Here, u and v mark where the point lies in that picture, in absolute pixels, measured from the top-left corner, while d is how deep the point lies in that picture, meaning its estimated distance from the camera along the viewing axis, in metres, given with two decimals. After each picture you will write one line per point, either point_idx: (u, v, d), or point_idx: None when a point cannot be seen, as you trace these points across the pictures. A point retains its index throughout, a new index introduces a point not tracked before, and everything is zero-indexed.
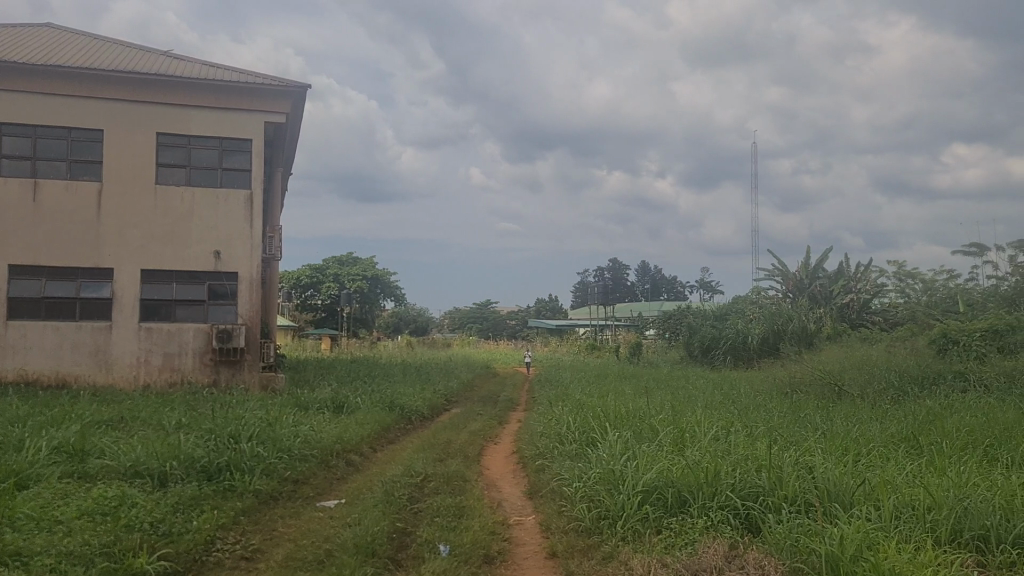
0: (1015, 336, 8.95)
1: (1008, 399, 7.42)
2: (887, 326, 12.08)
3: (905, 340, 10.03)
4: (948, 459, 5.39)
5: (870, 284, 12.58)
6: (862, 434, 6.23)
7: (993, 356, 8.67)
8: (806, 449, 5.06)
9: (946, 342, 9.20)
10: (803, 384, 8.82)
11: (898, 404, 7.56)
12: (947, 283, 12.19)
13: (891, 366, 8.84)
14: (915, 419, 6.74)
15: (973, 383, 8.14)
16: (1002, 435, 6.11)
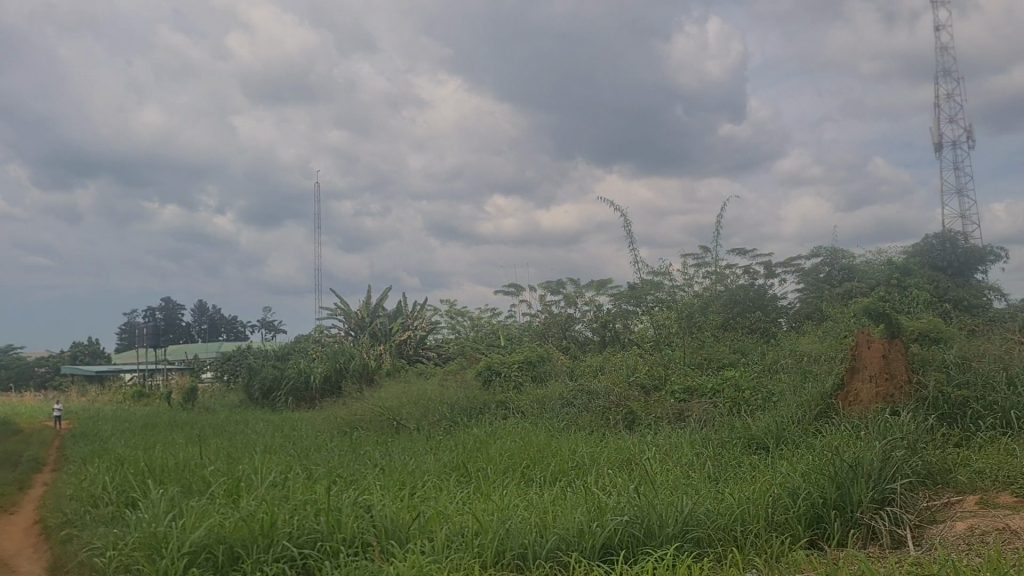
0: (542, 367, 10.38)
1: (539, 422, 8.41)
2: (441, 360, 13.07)
3: (455, 373, 10.91)
4: (494, 484, 6.37)
5: (425, 321, 13.50)
6: (422, 467, 7.04)
7: (527, 385, 9.86)
8: (371, 498, 5.47)
9: (491, 374, 10.34)
10: (363, 422, 9.04)
11: (449, 434, 8.27)
12: (490, 320, 13.68)
13: (443, 399, 9.41)
14: (463, 449, 7.62)
15: (512, 410, 9.10)
16: (534, 458, 7.08)
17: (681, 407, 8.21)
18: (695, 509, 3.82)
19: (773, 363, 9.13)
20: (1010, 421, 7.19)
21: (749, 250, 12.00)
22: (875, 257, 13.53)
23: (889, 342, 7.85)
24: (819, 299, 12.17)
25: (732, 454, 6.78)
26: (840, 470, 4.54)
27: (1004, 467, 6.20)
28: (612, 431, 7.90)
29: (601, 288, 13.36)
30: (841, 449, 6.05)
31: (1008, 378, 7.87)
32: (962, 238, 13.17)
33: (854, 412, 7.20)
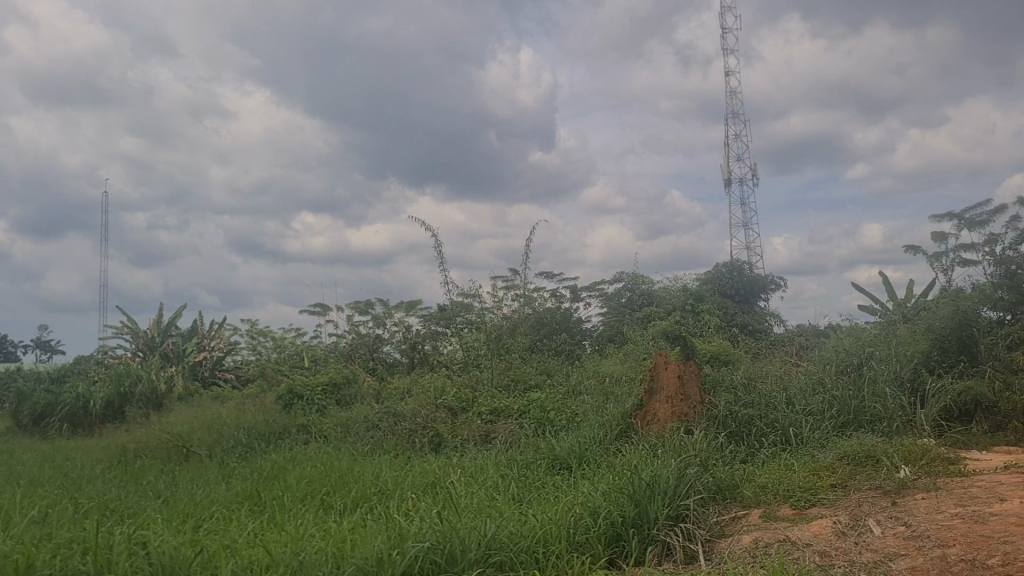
0: (347, 390, 10.05)
1: (342, 446, 8.07)
2: (239, 382, 12.38)
3: (254, 397, 10.35)
4: (290, 513, 6.06)
5: (222, 342, 12.78)
6: (212, 498, 6.59)
7: (331, 408, 9.50)
8: (149, 532, 4.98)
9: (292, 397, 9.86)
10: (147, 450, 8.32)
11: (245, 460, 7.80)
12: (294, 342, 13.14)
13: (239, 424, 8.84)
14: (259, 476, 7.21)
15: (313, 435, 8.70)
16: (334, 485, 6.77)
17: (487, 429, 8.16)
18: (497, 532, 3.71)
19: (577, 385, 9.32)
20: (789, 437, 7.67)
21: (555, 274, 12.28)
22: (671, 284, 14.23)
23: (683, 364, 8.22)
24: (620, 323, 12.62)
25: (536, 474, 6.79)
26: (638, 488, 4.61)
27: (784, 481, 6.59)
28: (417, 454, 7.71)
29: (410, 309, 13.18)
30: (639, 467, 6.20)
31: (787, 397, 8.43)
32: (747, 268, 14.13)
33: (651, 431, 7.44)
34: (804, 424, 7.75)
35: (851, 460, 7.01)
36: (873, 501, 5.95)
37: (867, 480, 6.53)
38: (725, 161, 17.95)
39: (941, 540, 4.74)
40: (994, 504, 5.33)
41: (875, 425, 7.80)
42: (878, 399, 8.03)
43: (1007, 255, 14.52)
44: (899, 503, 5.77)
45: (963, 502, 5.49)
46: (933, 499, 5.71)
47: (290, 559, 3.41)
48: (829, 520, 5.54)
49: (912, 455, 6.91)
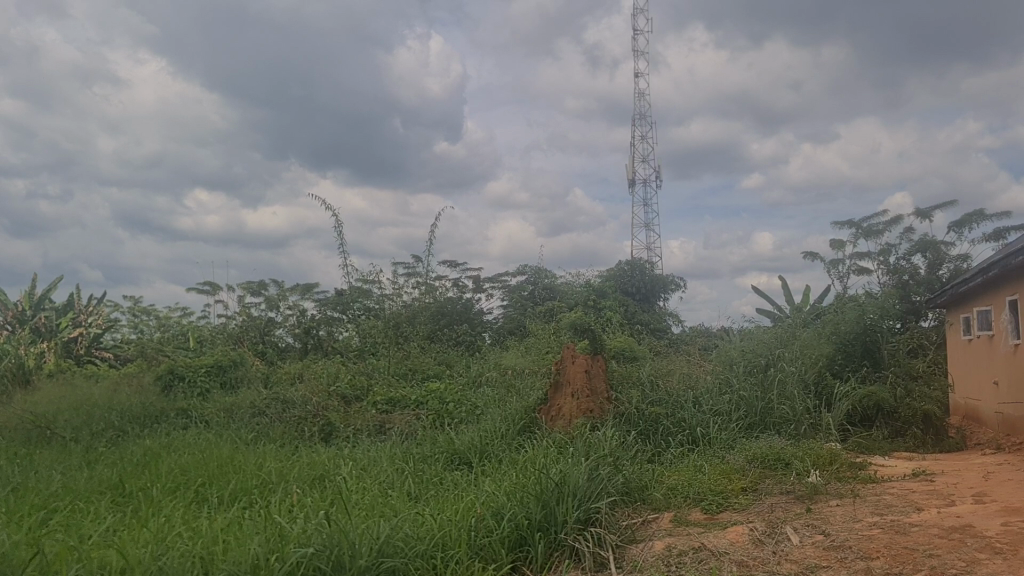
0: (234, 373, 9.30)
1: (224, 433, 7.39)
2: (118, 361, 11.46)
3: (131, 378, 9.46)
4: (157, 507, 5.38)
5: (100, 318, 11.99)
6: (70, 487, 5.83)
7: (214, 392, 8.75)
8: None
9: (172, 379, 9.00)
10: (4, 430, 7.43)
11: (115, 445, 7.03)
12: (181, 322, 12.29)
13: (112, 406, 8.05)
14: (128, 463, 6.47)
15: (193, 420, 7.95)
16: (211, 476, 6.10)
17: (382, 419, 7.62)
18: (391, 534, 3.19)
19: (477, 377, 8.87)
20: (696, 437, 7.41)
21: (459, 263, 11.80)
22: (573, 280, 13.95)
23: (591, 358, 7.87)
24: (522, 315, 12.22)
25: (434, 469, 6.29)
26: (546, 487, 4.16)
27: (694, 483, 6.30)
28: (306, 443, 7.10)
29: (306, 292, 12.45)
30: (546, 465, 5.78)
31: (693, 396, 8.17)
32: (649, 267, 13.98)
33: (556, 427, 7.04)
34: (712, 423, 7.51)
35: (760, 463, 6.78)
36: (787, 507, 5.70)
37: (778, 484, 6.31)
38: (629, 160, 17.82)
39: (864, 551, 4.48)
40: (910, 513, 5.13)
41: (783, 427, 7.64)
42: (785, 401, 7.87)
43: (898, 266, 14.87)
44: (813, 509, 5.53)
45: (878, 510, 5.29)
46: (848, 507, 5.49)
47: (146, 560, 2.80)
48: (745, 526, 5.23)
49: (821, 460, 6.74)
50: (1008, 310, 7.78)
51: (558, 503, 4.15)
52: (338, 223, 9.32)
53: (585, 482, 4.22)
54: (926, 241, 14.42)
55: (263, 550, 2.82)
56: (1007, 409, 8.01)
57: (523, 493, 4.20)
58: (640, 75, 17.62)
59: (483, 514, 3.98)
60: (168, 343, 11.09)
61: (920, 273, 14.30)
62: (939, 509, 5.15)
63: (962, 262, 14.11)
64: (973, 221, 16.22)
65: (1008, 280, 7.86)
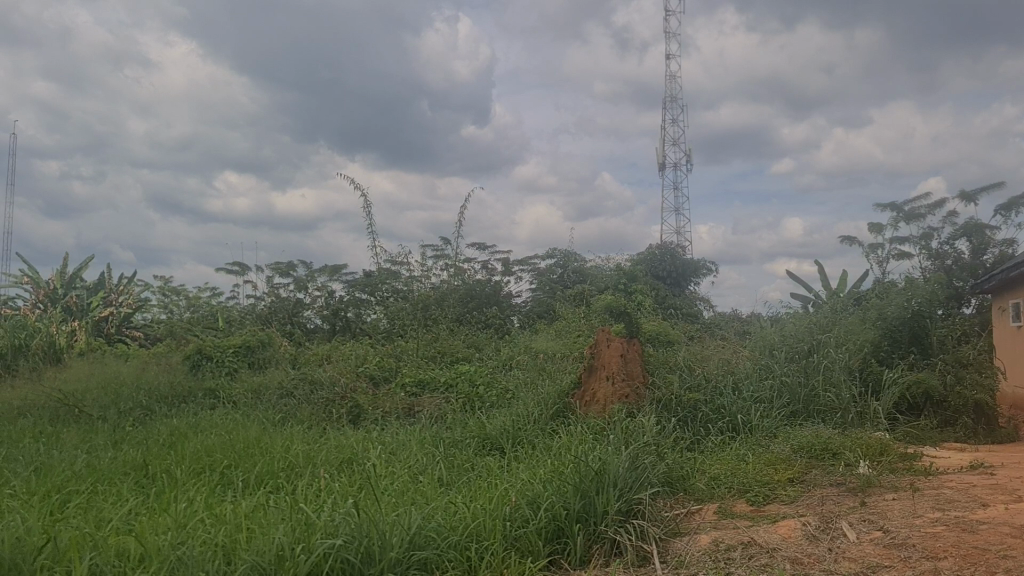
0: (262, 354, 9.10)
1: (251, 414, 7.20)
2: (148, 342, 11.34)
3: (160, 357, 9.31)
4: (180, 490, 5.18)
5: (130, 298, 11.89)
6: (93, 467, 5.66)
7: (241, 372, 8.57)
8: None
9: (200, 359, 8.83)
10: (31, 408, 7.29)
11: (142, 425, 6.86)
12: (211, 301, 12.16)
13: (140, 386, 7.89)
14: (154, 443, 6.29)
15: (221, 400, 7.77)
16: (235, 459, 5.89)
17: (411, 401, 7.38)
18: (422, 524, 2.93)
19: (508, 359, 8.60)
20: (737, 425, 7.09)
21: (488, 245, 11.54)
22: (602, 264, 13.65)
23: (626, 342, 7.58)
24: (550, 299, 11.92)
25: (465, 455, 6.05)
26: (585, 475, 3.88)
27: (737, 473, 6.00)
28: (334, 425, 6.89)
29: (334, 274, 12.25)
30: (582, 452, 5.50)
31: (732, 382, 7.84)
32: (679, 251, 13.63)
33: (590, 412, 6.75)
34: (754, 410, 7.19)
35: (807, 453, 6.46)
36: (838, 500, 5.40)
37: (826, 475, 6.00)
38: (660, 143, 17.47)
39: (928, 551, 4.16)
40: (975, 510, 4.80)
41: (827, 415, 7.31)
42: (830, 388, 7.53)
43: (940, 251, 14.41)
44: (867, 503, 5.22)
45: (940, 505, 4.96)
46: (905, 500, 5.17)
47: (162, 549, 2.57)
48: (797, 521, 4.92)
49: (871, 450, 6.41)
50: None
51: (598, 493, 3.86)
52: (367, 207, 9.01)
53: (626, 471, 3.93)
54: (970, 225, 13.96)
55: (288, 538, 2.58)
56: None
57: (560, 482, 3.91)
58: (670, 56, 17.23)
59: (519, 504, 3.71)
60: (199, 322, 10.98)
61: (963, 258, 13.88)
62: (1007, 506, 4.81)
63: (1007, 247, 13.64)
64: (1019, 205, 15.68)
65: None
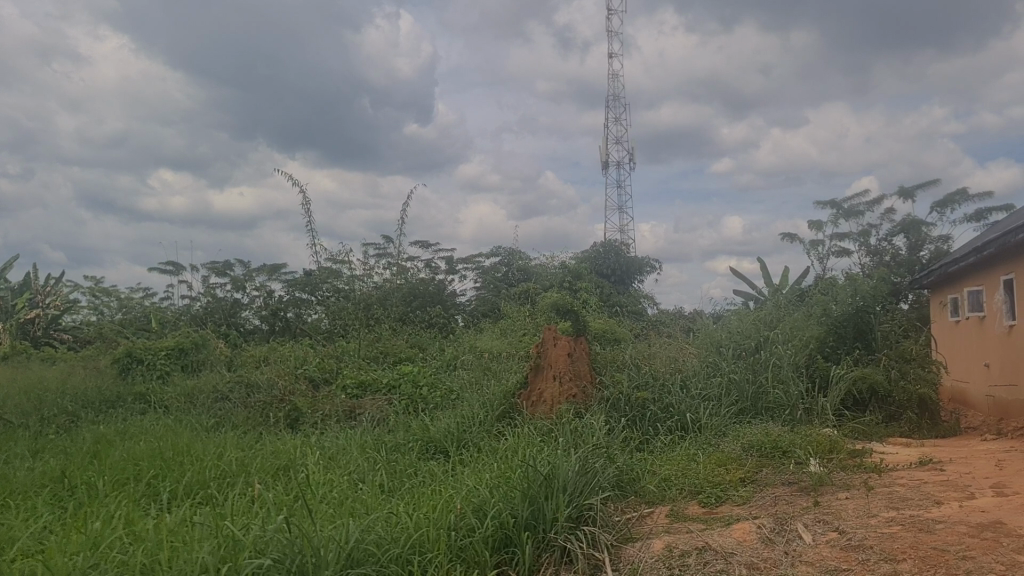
0: (196, 356, 8.68)
1: (183, 419, 6.84)
2: (77, 345, 10.63)
3: (88, 361, 8.84)
4: (101, 503, 4.81)
5: (58, 300, 11.36)
6: (7, 479, 5.25)
7: (174, 375, 8.15)
8: None
9: (130, 362, 8.40)
10: None
11: (65, 432, 6.44)
12: (143, 301, 11.67)
13: (64, 391, 7.45)
14: (77, 452, 5.89)
15: (152, 405, 7.37)
16: (162, 467, 5.53)
17: (352, 403, 7.08)
18: (361, 538, 2.65)
19: (452, 359, 8.33)
20: (686, 423, 6.95)
21: (432, 243, 11.26)
22: (547, 262, 13.46)
23: (574, 341, 7.39)
24: (495, 297, 11.68)
25: (408, 459, 5.78)
26: (534, 480, 3.64)
27: (688, 474, 5.84)
28: (271, 430, 6.56)
29: (273, 273, 11.84)
30: (530, 456, 5.28)
31: (681, 379, 7.69)
32: (624, 248, 13.53)
33: (538, 413, 6.52)
34: (702, 408, 7.06)
35: (758, 452, 6.35)
36: (791, 500, 5.28)
37: (777, 474, 5.89)
38: (604, 142, 17.39)
39: (887, 552, 4.02)
40: (930, 508, 4.71)
41: (776, 412, 7.22)
42: (778, 385, 7.44)
43: (879, 248, 14.60)
44: (821, 503, 5.10)
45: (894, 504, 4.86)
46: (859, 499, 5.06)
47: (68, 574, 2.26)
48: (751, 523, 4.76)
49: (821, 447, 6.33)
50: None
51: (547, 499, 3.62)
52: (306, 203, 8.63)
53: (577, 475, 3.69)
54: (908, 222, 14.15)
55: (212, 558, 2.29)
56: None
57: (507, 488, 3.66)
58: (613, 55, 17.19)
59: (464, 512, 3.46)
60: (131, 323, 10.54)
61: (901, 254, 14.10)
62: (961, 504, 4.73)
63: (943, 243, 13.86)
64: (954, 203, 15.98)
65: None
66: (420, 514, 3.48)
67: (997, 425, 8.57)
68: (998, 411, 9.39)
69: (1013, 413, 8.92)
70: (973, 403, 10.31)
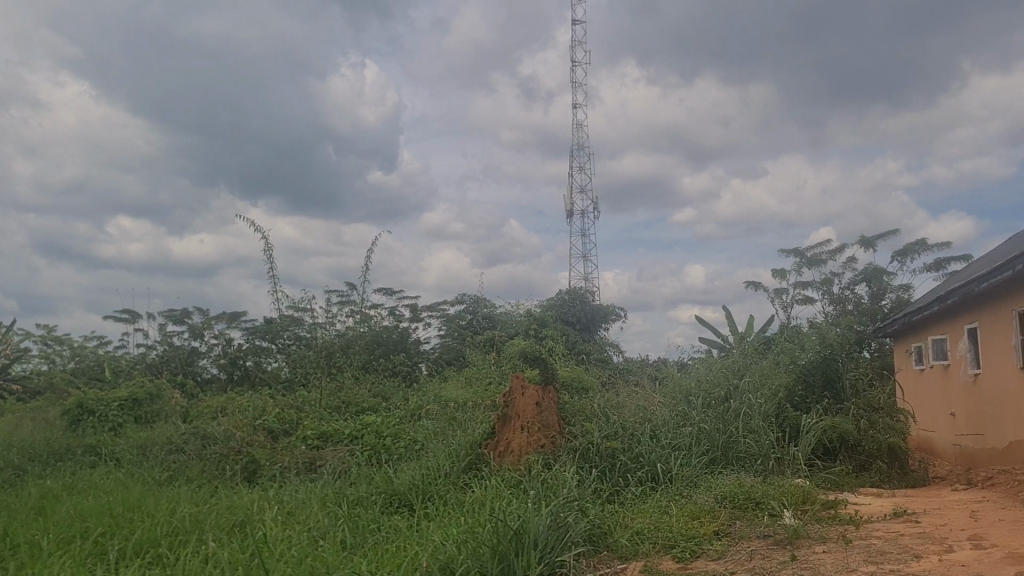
0: (151, 406, 8.36)
1: (136, 472, 6.54)
2: (26, 395, 10.25)
3: (37, 412, 8.48)
4: (43, 563, 4.52)
5: (8, 348, 10.96)
6: None
7: (127, 426, 7.84)
8: None
9: (81, 413, 8.07)
10: None
11: (10, 487, 6.12)
12: (97, 349, 11.30)
13: (10, 443, 7.11)
14: (20, 508, 5.58)
15: (103, 458, 7.06)
16: (110, 524, 5.24)
17: (313, 454, 6.83)
18: None
19: (416, 409, 8.10)
20: (657, 474, 6.79)
21: (396, 290, 11.09)
22: (513, 310, 13.34)
23: (542, 390, 7.22)
24: (460, 345, 11.51)
25: (371, 514, 5.55)
26: (503, 534, 3.39)
27: (660, 527, 5.67)
28: (227, 484, 6.28)
29: (233, 321, 11.56)
30: (498, 510, 5.08)
31: (650, 428, 7.54)
32: (589, 297, 13.46)
33: (505, 464, 6.32)
34: (673, 457, 6.91)
35: (730, 503, 6.20)
36: (767, 554, 5.13)
37: (751, 527, 5.75)
38: (568, 190, 17.43)
39: None
40: (909, 562, 4.59)
41: (747, 463, 7.09)
42: (749, 434, 7.33)
43: (841, 297, 14.69)
44: (798, 557, 4.96)
45: (873, 558, 4.74)
46: (837, 553, 4.93)
47: None
48: None
49: (794, 499, 6.20)
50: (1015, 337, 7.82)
51: (516, 555, 3.38)
52: (268, 249, 8.42)
53: (548, 529, 3.44)
54: (869, 270, 14.29)
55: None
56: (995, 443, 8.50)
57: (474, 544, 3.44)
58: (577, 105, 17.33)
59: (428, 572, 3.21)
60: (84, 372, 10.18)
61: (863, 302, 14.23)
62: (940, 557, 4.61)
63: (905, 291, 14.00)
64: (913, 252, 16.21)
65: (1011, 294, 7.90)
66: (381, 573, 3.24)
67: (965, 474, 8.55)
68: (966, 459, 9.39)
69: (980, 461, 8.92)
70: (939, 451, 10.32)
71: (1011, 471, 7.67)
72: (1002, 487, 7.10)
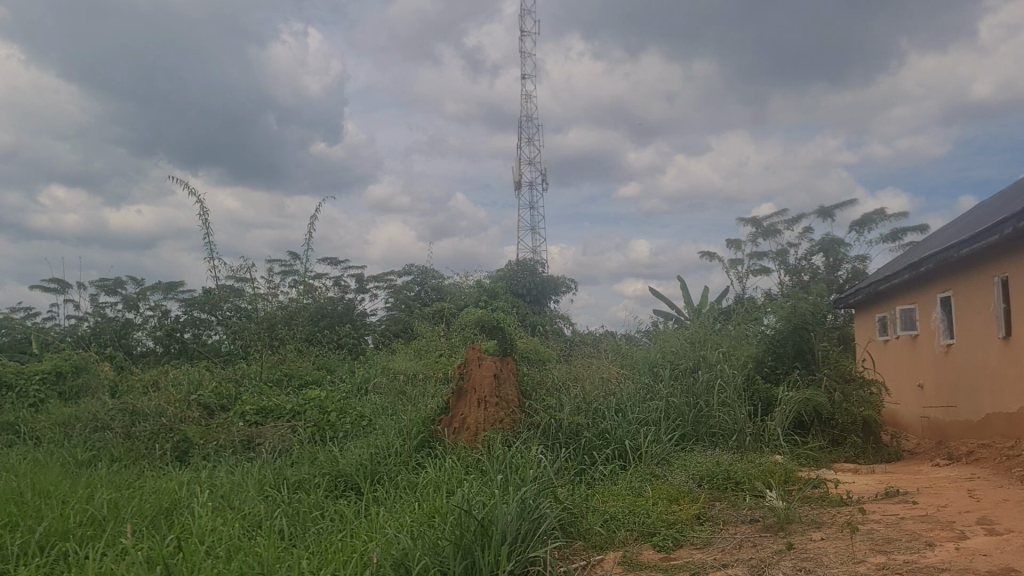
0: (77, 380, 7.50)
1: (53, 453, 5.76)
2: None
3: None
4: None
5: None
6: None
7: (49, 402, 7.01)
8: None
9: None
10: None
11: None
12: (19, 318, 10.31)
13: None
14: None
15: (20, 437, 6.26)
16: (14, 512, 4.45)
17: (251, 431, 6.09)
18: None
19: (363, 383, 7.40)
20: (627, 450, 6.20)
21: (339, 259, 10.33)
22: (461, 281, 12.65)
23: (499, 361, 6.57)
24: (407, 316, 10.79)
25: (313, 498, 4.86)
26: (465, 526, 2.61)
27: (636, 511, 5.10)
28: (155, 465, 5.54)
29: (169, 291, 10.67)
30: (457, 496, 4.42)
31: (615, 402, 6.88)
32: (539, 268, 12.85)
33: (460, 440, 5.69)
34: (642, 433, 6.32)
35: (709, 484, 5.65)
36: (759, 542, 4.59)
37: (733, 510, 5.22)
38: (516, 162, 16.75)
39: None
40: (923, 552, 4.08)
41: (720, 439, 6.54)
42: (722, 407, 6.77)
43: (799, 267, 14.32)
44: (795, 546, 4.41)
45: (880, 547, 4.21)
46: (839, 541, 4.41)
47: None
48: None
49: (777, 479, 5.68)
50: (998, 298, 7.39)
51: (483, 548, 2.61)
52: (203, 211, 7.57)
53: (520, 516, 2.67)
54: (827, 241, 13.96)
55: None
56: (970, 416, 8.18)
57: (433, 535, 2.68)
58: (528, 75, 16.66)
59: (379, 575, 2.46)
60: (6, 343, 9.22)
61: (819, 273, 13.92)
62: (957, 546, 4.12)
63: (861, 262, 13.70)
64: (869, 224, 15.95)
65: (993, 260, 7.48)
66: (318, 575, 2.52)
67: (939, 448, 8.20)
68: (935, 433, 9.06)
69: (952, 435, 8.59)
70: (906, 424, 10.01)
71: (991, 445, 7.31)
72: (987, 462, 6.72)
